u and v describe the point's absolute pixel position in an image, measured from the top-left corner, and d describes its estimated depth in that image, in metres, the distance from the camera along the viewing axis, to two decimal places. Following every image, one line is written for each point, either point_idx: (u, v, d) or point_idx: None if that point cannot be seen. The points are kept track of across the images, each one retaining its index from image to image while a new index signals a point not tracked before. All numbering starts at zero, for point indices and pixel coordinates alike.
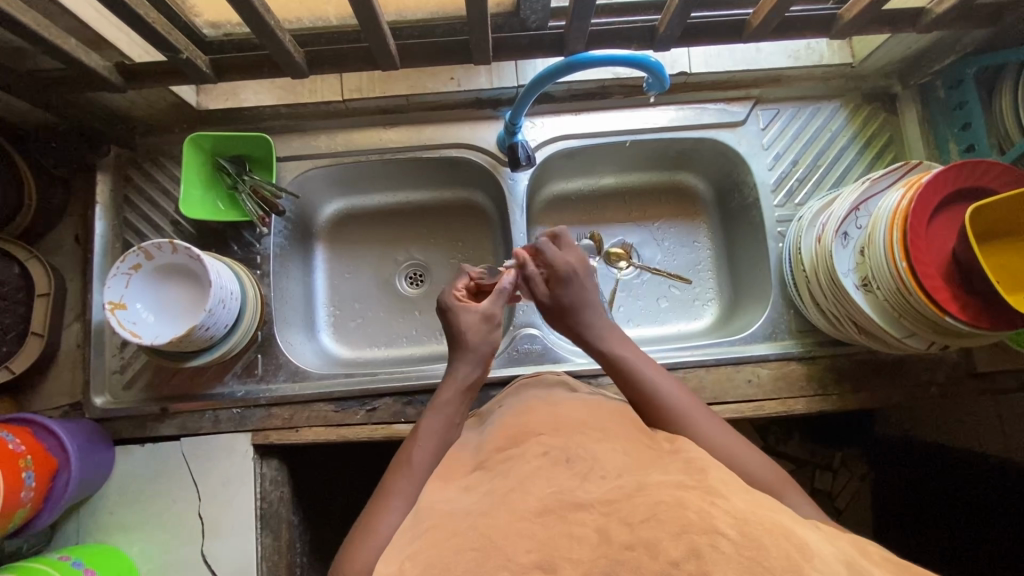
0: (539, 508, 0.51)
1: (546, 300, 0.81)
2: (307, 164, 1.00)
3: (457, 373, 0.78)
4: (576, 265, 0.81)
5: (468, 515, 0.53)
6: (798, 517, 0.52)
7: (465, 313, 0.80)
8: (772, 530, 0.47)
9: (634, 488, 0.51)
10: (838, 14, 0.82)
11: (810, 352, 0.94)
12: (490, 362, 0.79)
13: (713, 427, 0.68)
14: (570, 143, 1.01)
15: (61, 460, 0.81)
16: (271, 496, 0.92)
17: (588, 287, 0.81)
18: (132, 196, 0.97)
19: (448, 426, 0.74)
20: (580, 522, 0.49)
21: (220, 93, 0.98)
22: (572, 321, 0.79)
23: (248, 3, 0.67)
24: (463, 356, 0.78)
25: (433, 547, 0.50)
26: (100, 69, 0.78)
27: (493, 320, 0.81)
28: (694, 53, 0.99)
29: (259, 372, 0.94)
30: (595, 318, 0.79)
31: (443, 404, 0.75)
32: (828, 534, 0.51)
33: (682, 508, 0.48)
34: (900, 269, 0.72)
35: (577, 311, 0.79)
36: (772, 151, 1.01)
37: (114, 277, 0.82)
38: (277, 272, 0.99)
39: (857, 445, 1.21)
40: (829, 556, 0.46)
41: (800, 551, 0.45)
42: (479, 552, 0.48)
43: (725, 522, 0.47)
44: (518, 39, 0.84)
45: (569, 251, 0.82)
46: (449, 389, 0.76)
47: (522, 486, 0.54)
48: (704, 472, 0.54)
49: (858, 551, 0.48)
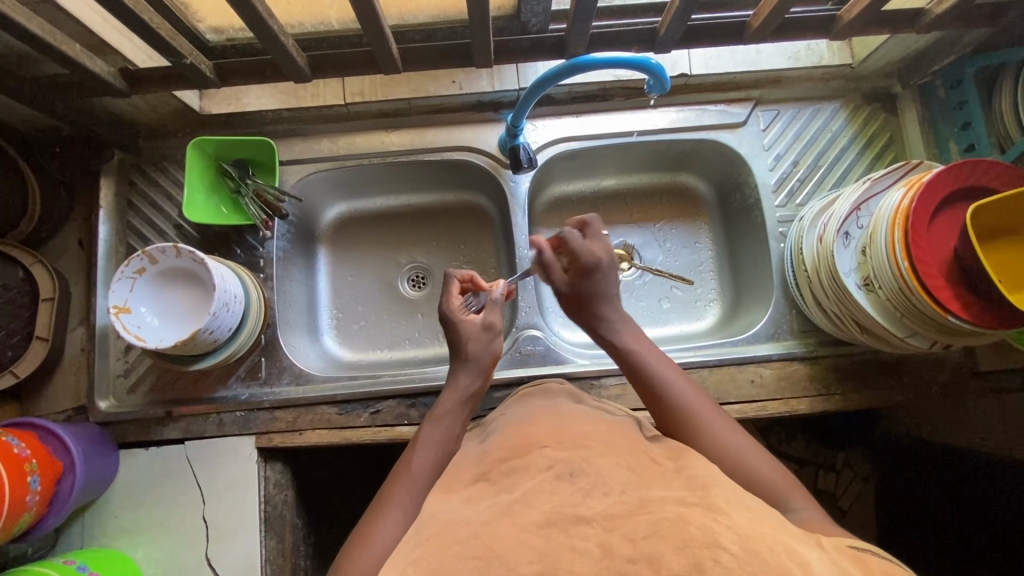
0: (541, 521, 0.51)
1: (565, 289, 0.81)
2: (309, 168, 1.01)
3: (459, 383, 0.79)
4: (602, 257, 0.79)
5: (471, 524, 0.53)
6: (801, 532, 0.52)
7: (465, 323, 0.81)
8: (774, 546, 0.47)
9: (637, 505, 0.52)
10: (837, 16, 0.83)
11: (812, 352, 0.94)
12: (490, 372, 0.81)
13: (733, 438, 0.69)
14: (570, 145, 1.02)
15: (66, 464, 0.81)
16: (275, 498, 0.92)
17: (612, 280, 0.80)
18: (135, 201, 0.98)
19: (449, 437, 0.75)
20: (582, 536, 0.49)
21: (222, 98, 0.98)
22: (587, 310, 0.80)
23: (251, 8, 0.67)
24: (464, 365, 0.80)
25: (435, 555, 0.50)
26: (104, 74, 0.78)
27: (493, 328, 0.82)
28: (694, 54, 0.99)
29: (262, 375, 0.95)
30: (612, 312, 0.80)
31: (442, 415, 0.76)
32: (831, 549, 0.51)
33: (684, 523, 0.48)
34: (902, 269, 0.72)
35: (595, 301, 0.79)
36: (773, 151, 1.01)
37: (119, 281, 0.82)
38: (281, 276, 0.99)
39: (859, 445, 1.23)
40: (831, 571, 0.46)
41: (801, 566, 0.45)
42: (481, 561, 0.48)
43: (727, 538, 0.47)
44: (519, 42, 0.85)
45: (596, 243, 0.81)
46: (450, 399, 0.78)
47: (524, 500, 0.54)
48: (706, 488, 0.54)
49: (860, 567, 0.49)
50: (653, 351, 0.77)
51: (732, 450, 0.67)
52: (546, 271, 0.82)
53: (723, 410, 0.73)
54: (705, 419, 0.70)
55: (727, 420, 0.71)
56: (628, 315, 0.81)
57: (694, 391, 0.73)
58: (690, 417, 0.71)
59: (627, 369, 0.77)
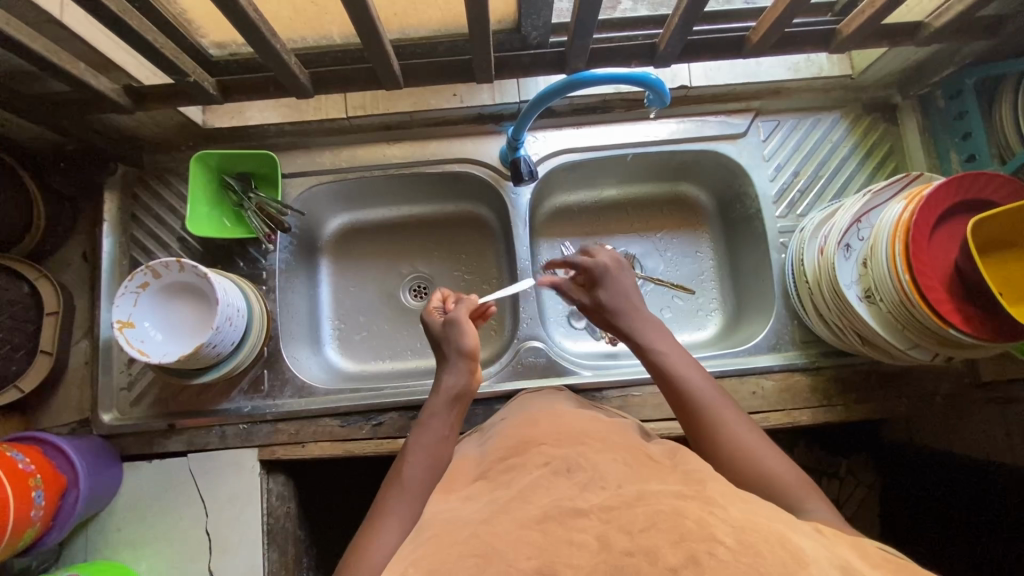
0: (540, 516, 0.51)
1: (586, 302, 0.85)
2: (311, 180, 1.01)
3: (444, 382, 0.80)
4: (610, 264, 0.85)
5: (470, 524, 0.53)
6: (797, 522, 0.52)
7: (434, 325, 0.85)
8: (769, 538, 0.47)
9: (634, 498, 0.52)
10: (836, 30, 0.83)
11: (814, 362, 0.95)
12: (473, 368, 0.81)
13: (775, 460, 0.66)
14: (571, 156, 1.02)
15: (70, 478, 0.82)
16: (278, 511, 0.93)
17: (631, 283, 0.84)
18: (139, 214, 0.99)
19: (439, 439, 0.75)
20: (580, 530, 0.49)
21: (225, 111, 0.99)
22: (611, 322, 0.82)
23: (253, 25, 0.67)
24: (448, 364, 0.81)
25: (435, 552, 0.50)
26: (108, 92, 0.79)
27: (454, 321, 0.83)
28: (693, 66, 1.00)
29: (265, 388, 0.95)
30: (632, 317, 0.81)
31: (429, 418, 0.77)
32: (827, 536, 0.51)
33: (680, 516, 0.49)
34: (903, 282, 0.72)
35: (618, 308, 0.82)
36: (773, 162, 1.02)
37: (123, 296, 0.83)
38: (283, 287, 0.99)
39: (862, 452, 1.23)
40: (824, 560, 0.46)
41: (797, 557, 0.45)
42: (481, 558, 0.48)
43: (723, 531, 0.47)
44: (519, 57, 0.85)
45: (602, 254, 0.87)
46: (437, 399, 0.79)
47: (524, 497, 0.55)
48: (702, 482, 0.54)
49: (856, 553, 0.49)
50: (687, 363, 0.76)
51: (747, 452, 0.67)
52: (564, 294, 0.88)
53: (752, 422, 0.72)
54: (725, 424, 0.70)
55: (749, 425, 0.70)
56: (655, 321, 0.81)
57: (729, 410, 0.71)
58: (713, 420, 0.70)
59: (653, 369, 0.77)
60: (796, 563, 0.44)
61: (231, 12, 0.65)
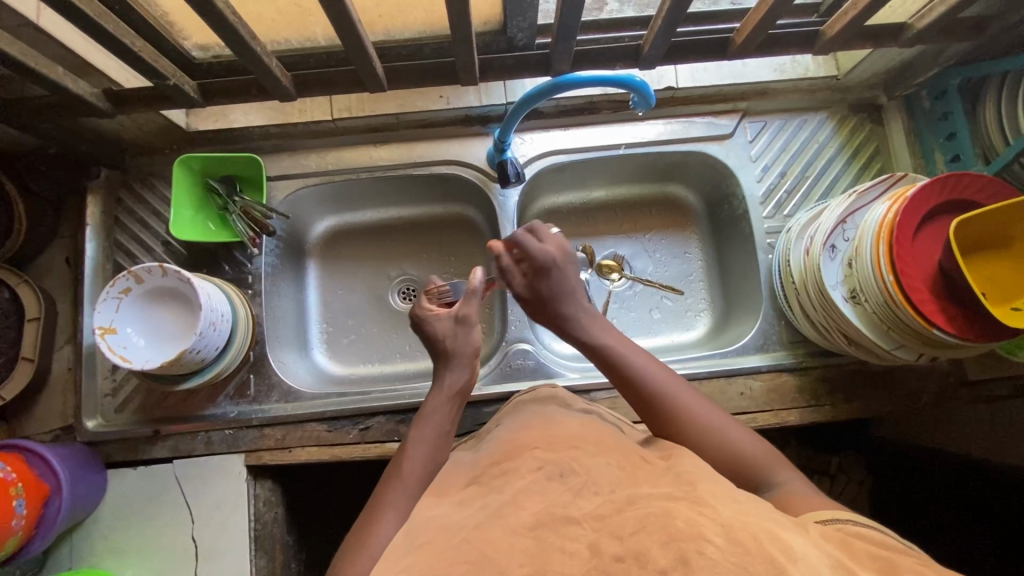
0: (532, 522, 0.51)
1: (526, 292, 0.81)
2: (297, 183, 1.00)
3: (445, 381, 0.79)
4: (555, 254, 0.80)
5: (463, 529, 0.53)
6: (788, 520, 0.52)
7: (436, 322, 0.81)
8: (760, 534, 0.47)
9: (625, 502, 0.52)
10: (820, 31, 0.83)
11: (801, 362, 0.95)
12: (475, 364, 0.81)
13: (743, 435, 0.69)
14: (558, 158, 1.02)
15: (53, 486, 0.81)
16: (265, 517, 0.92)
17: (567, 279, 0.80)
18: (122, 218, 0.98)
19: (438, 437, 0.74)
20: (572, 538, 0.49)
21: (209, 115, 0.98)
22: (551, 313, 0.79)
23: (232, 28, 0.66)
24: (449, 363, 0.79)
25: (427, 561, 0.50)
26: (88, 95, 0.78)
27: (467, 321, 0.81)
28: (680, 69, 0.99)
29: (251, 393, 0.94)
30: (573, 309, 0.79)
31: (430, 414, 0.76)
32: (818, 535, 0.51)
33: (670, 517, 0.48)
34: (887, 283, 0.72)
35: (556, 304, 0.79)
36: (760, 163, 1.02)
37: (104, 301, 0.82)
38: (269, 291, 0.99)
39: (851, 449, 1.21)
40: (815, 558, 0.46)
41: (786, 554, 0.45)
42: (472, 564, 0.48)
43: (713, 530, 0.47)
44: (504, 59, 0.85)
45: (548, 241, 0.81)
46: (438, 398, 0.77)
47: (516, 502, 0.54)
48: (693, 483, 0.54)
49: (846, 552, 0.49)
50: (632, 347, 0.76)
51: (712, 422, 0.69)
52: (506, 279, 0.83)
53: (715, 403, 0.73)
54: (694, 406, 0.71)
55: (714, 406, 0.72)
56: (591, 309, 0.80)
57: (687, 392, 0.72)
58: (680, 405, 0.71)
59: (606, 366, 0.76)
60: (787, 560, 0.44)
61: (209, 14, 0.64)
